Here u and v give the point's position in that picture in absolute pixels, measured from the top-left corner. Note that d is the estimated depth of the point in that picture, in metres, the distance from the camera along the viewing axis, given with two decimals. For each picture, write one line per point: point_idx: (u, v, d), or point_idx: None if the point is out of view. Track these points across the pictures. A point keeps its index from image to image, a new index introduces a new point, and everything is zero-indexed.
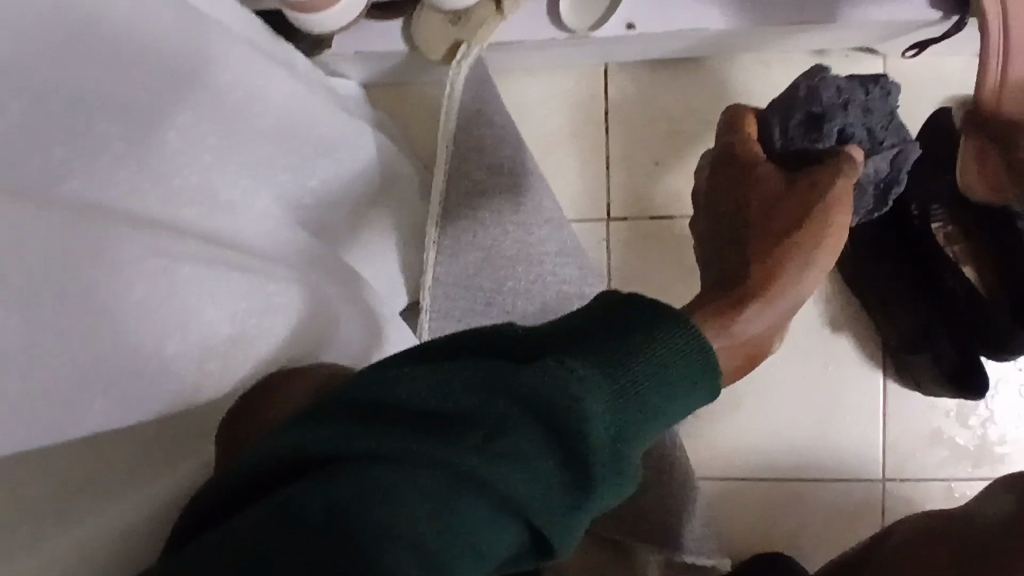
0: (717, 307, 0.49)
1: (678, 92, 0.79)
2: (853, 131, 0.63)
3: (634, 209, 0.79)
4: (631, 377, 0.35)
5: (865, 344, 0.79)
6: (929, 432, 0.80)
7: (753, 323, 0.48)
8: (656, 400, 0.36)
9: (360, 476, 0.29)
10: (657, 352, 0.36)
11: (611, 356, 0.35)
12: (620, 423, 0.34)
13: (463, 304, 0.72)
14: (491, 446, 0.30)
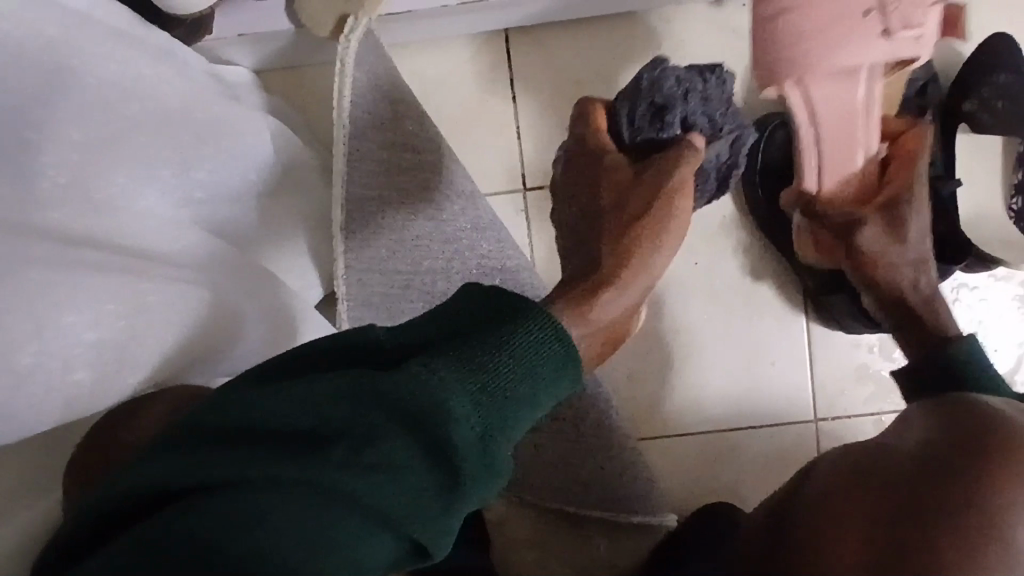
0: (576, 291, 0.45)
1: (581, 54, 0.77)
2: (697, 121, 0.54)
3: (548, 177, 0.78)
4: (491, 372, 0.37)
5: (788, 291, 0.80)
6: (855, 369, 0.82)
7: (610, 303, 0.45)
8: (519, 397, 0.38)
9: (251, 494, 0.31)
10: (517, 343, 0.39)
11: (473, 348, 0.38)
12: (484, 420, 0.36)
13: (380, 290, 0.69)
14: (364, 460, 0.32)
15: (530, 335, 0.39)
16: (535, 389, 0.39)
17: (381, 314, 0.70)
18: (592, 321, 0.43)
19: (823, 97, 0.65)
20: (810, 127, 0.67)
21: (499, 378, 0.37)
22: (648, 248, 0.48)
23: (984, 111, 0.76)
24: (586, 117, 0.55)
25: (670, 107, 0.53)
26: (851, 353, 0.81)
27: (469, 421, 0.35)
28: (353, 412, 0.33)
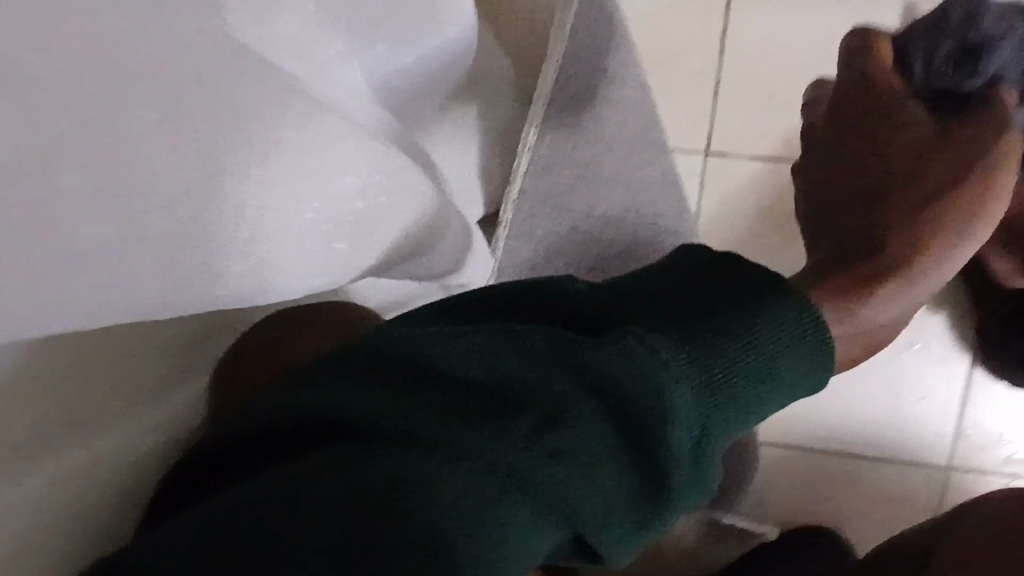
0: (843, 283, 0.43)
1: (809, 18, 0.70)
2: (1010, 74, 0.47)
3: (737, 146, 0.72)
4: (728, 359, 0.32)
5: (958, 327, 0.74)
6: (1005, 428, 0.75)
7: (887, 308, 0.44)
8: (754, 390, 0.33)
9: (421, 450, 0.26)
10: (758, 330, 0.34)
11: (709, 329, 0.33)
12: (709, 410, 0.31)
13: (545, 224, 0.65)
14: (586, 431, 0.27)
15: (776, 321, 0.34)
16: (777, 381, 0.34)
17: (539, 251, 0.65)
18: (860, 319, 0.42)
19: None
20: None
21: (735, 368, 0.32)
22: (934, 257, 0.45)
23: None
24: (870, 54, 0.49)
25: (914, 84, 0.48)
26: (1005, 409, 0.75)
27: (691, 413, 0.30)
28: (541, 376, 0.29)
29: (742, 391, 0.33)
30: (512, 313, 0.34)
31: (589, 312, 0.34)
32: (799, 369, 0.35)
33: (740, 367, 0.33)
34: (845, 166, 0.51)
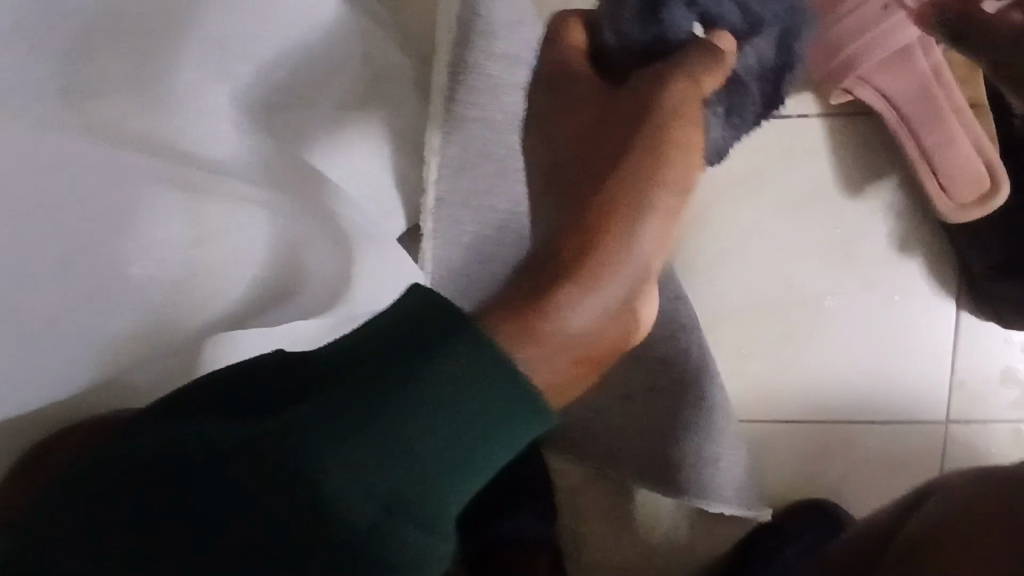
0: (520, 318, 0.28)
1: None
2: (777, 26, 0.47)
3: None
4: (390, 425, 0.25)
5: (938, 272, 0.69)
6: (1003, 371, 0.70)
7: (586, 314, 0.29)
8: (445, 437, 0.25)
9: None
10: (425, 374, 0.25)
11: (353, 385, 0.25)
12: (375, 493, 0.24)
13: (471, 230, 0.60)
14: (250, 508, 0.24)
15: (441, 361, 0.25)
16: (476, 424, 0.26)
17: (469, 258, 0.61)
18: (540, 338, 0.28)
19: (893, 85, 0.60)
20: (894, 111, 0.61)
21: (396, 430, 0.25)
22: (634, 219, 0.32)
23: None
24: (558, 41, 0.43)
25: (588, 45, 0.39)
26: (1000, 351, 0.70)
27: (350, 505, 0.24)
28: (157, 504, 0.25)
29: (424, 446, 0.25)
30: (155, 412, 0.29)
31: (228, 381, 0.28)
32: (517, 391, 0.26)
33: (415, 425, 0.25)
34: (571, 133, 0.37)
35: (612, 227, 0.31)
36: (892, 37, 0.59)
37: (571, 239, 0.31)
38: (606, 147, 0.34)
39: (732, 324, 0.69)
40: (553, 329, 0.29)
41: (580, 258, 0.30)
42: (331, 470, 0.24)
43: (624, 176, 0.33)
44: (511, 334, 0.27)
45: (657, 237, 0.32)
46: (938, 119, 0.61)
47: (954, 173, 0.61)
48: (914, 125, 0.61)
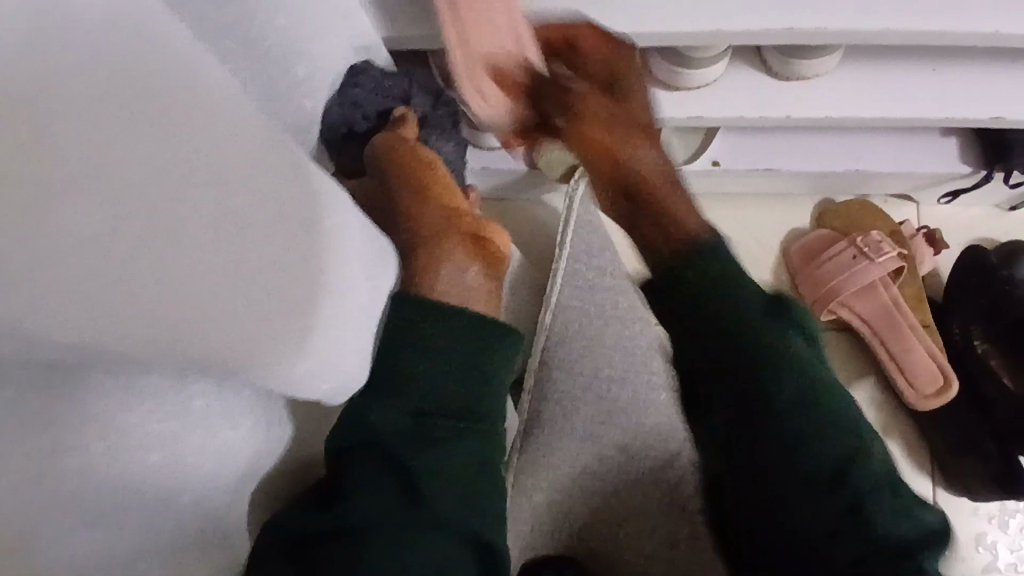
0: (414, 274, 0.51)
1: (739, 221, 0.92)
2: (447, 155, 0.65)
3: None
4: (398, 381, 0.50)
5: (915, 453, 0.87)
6: (973, 539, 0.87)
7: (459, 264, 0.53)
8: (442, 368, 0.51)
9: (365, 485, 0.47)
10: (416, 334, 0.50)
11: (382, 385, 0.50)
12: (408, 415, 0.50)
13: (565, 386, 0.85)
14: (407, 385, 0.50)
15: (421, 330, 0.50)
16: (454, 342, 0.51)
17: (556, 404, 0.84)
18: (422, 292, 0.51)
19: (862, 305, 0.84)
20: (865, 323, 0.84)
21: (403, 383, 0.50)
22: (439, 221, 0.52)
23: None
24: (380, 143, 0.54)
25: (353, 124, 0.55)
26: (971, 524, 0.87)
27: (391, 421, 0.49)
28: (352, 497, 0.47)
29: (435, 377, 0.50)
30: (336, 455, 0.50)
31: (346, 445, 0.49)
32: (447, 338, 0.51)
33: (420, 366, 0.50)
34: (388, 213, 0.52)
35: (432, 226, 0.52)
36: (858, 275, 0.84)
37: (413, 238, 0.52)
38: (414, 211, 0.52)
39: None
40: (438, 285, 0.52)
41: (430, 247, 0.52)
42: (387, 415, 0.49)
43: (394, 216, 0.52)
44: (417, 283, 0.51)
45: (409, 246, 0.52)
46: (898, 333, 0.82)
47: (918, 370, 0.81)
48: (880, 334, 0.83)
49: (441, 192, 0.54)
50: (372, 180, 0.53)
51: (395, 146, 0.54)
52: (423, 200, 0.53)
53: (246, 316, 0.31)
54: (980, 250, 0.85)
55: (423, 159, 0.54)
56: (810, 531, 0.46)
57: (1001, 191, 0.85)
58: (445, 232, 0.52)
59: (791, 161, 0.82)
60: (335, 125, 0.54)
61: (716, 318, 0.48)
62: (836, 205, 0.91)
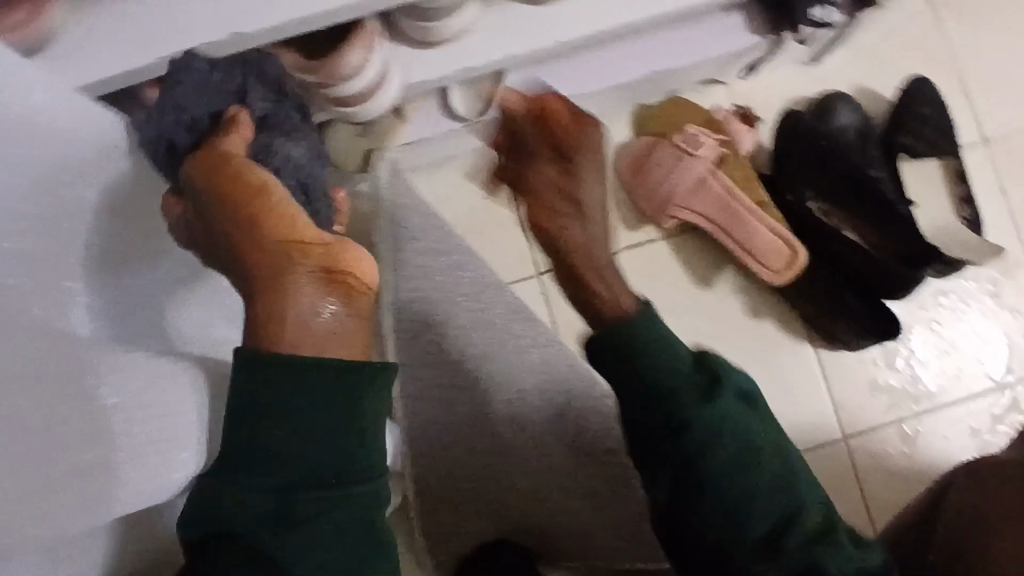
0: (262, 321, 0.41)
1: None
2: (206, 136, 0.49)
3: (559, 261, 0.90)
4: (258, 454, 0.42)
5: (790, 326, 0.88)
6: (868, 385, 0.89)
7: (306, 302, 0.41)
8: (297, 431, 0.42)
9: (228, 572, 0.41)
10: (271, 404, 0.41)
11: (243, 464, 0.42)
12: (270, 497, 0.42)
13: (432, 376, 0.83)
14: (266, 461, 0.42)
15: (269, 400, 0.41)
16: (306, 400, 0.41)
17: (430, 398, 0.83)
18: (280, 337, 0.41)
19: (698, 202, 0.83)
20: (706, 220, 0.83)
21: (261, 457, 0.42)
22: (269, 238, 0.42)
23: (920, 140, 0.88)
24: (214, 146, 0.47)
25: (173, 135, 0.48)
26: (861, 372, 0.89)
27: (253, 504, 0.41)
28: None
29: (295, 448, 0.42)
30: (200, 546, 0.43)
31: (204, 532, 0.43)
32: (313, 404, 0.42)
33: (268, 440, 0.42)
34: (219, 243, 0.43)
35: (259, 251, 0.42)
36: (685, 174, 0.83)
37: (255, 272, 0.42)
38: (239, 238, 0.42)
39: None
40: (287, 333, 0.41)
41: (272, 274, 0.42)
42: (248, 500, 0.41)
43: (221, 246, 0.43)
44: (263, 335, 0.41)
45: (252, 289, 0.42)
46: (739, 218, 0.82)
47: (766, 248, 0.82)
48: (721, 226, 0.83)
49: (278, 223, 0.42)
50: (195, 207, 0.44)
51: (207, 159, 0.44)
52: (252, 222, 0.42)
53: (125, 462, 0.46)
54: (796, 113, 0.86)
55: (230, 167, 0.44)
56: (737, 556, 0.56)
57: (798, 47, 0.84)
58: (279, 257, 0.42)
59: (587, 83, 0.78)
60: (156, 137, 0.48)
61: (658, 394, 0.56)
62: (649, 108, 0.88)
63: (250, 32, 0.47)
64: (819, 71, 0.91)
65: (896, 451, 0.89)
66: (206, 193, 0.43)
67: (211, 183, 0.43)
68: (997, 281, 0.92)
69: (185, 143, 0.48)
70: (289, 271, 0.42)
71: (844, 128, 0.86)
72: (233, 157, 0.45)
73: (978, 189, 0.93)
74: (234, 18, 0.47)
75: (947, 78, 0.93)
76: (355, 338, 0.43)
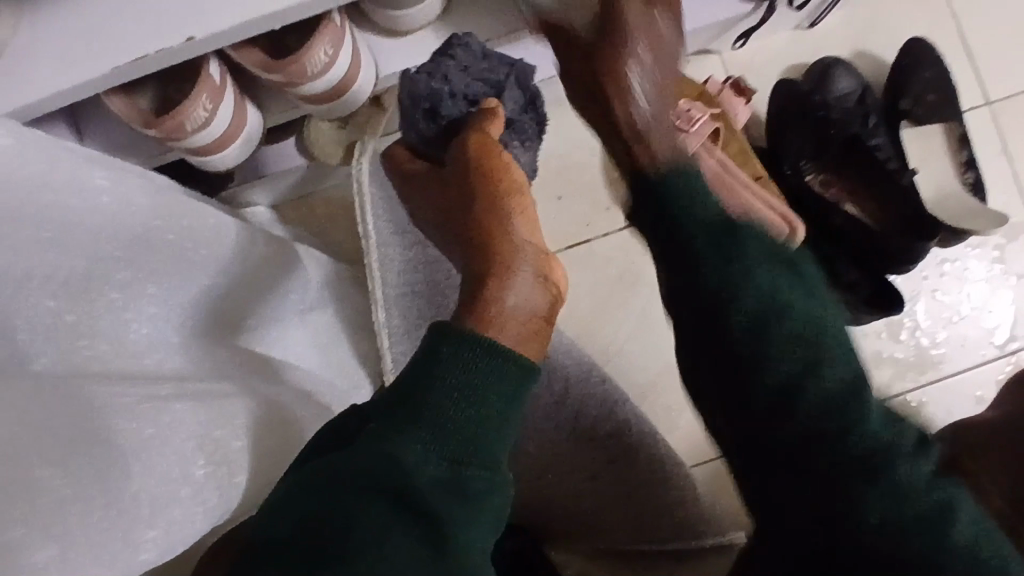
0: (485, 292, 0.46)
1: (555, 132, 0.89)
2: (444, 105, 0.54)
3: (555, 243, 0.89)
4: (421, 412, 0.42)
5: None
6: (871, 358, 0.88)
7: (521, 293, 0.46)
8: (456, 399, 0.43)
9: (368, 520, 0.39)
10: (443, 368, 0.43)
11: (399, 418, 0.42)
12: (435, 458, 0.42)
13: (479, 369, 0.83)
14: (449, 408, 0.42)
15: (444, 356, 0.43)
16: (476, 371, 0.43)
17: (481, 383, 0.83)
18: (496, 308, 0.45)
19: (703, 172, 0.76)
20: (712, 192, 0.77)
21: (418, 412, 0.42)
22: (507, 223, 0.48)
23: (920, 104, 0.85)
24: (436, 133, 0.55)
25: (440, 103, 0.54)
26: (863, 344, 0.88)
27: (412, 457, 0.41)
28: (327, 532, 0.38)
29: (452, 412, 0.42)
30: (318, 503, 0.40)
31: (328, 483, 0.40)
32: (487, 366, 0.43)
33: (433, 402, 0.42)
34: (452, 214, 0.51)
35: (491, 236, 0.48)
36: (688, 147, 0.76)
37: (481, 251, 0.48)
38: (475, 215, 0.49)
39: (654, 388, 0.88)
40: (501, 314, 0.45)
41: (502, 260, 0.47)
42: (411, 449, 0.41)
43: (456, 215, 0.51)
44: (479, 311, 0.45)
45: (474, 258, 0.48)
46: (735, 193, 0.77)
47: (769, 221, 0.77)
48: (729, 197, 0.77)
49: (522, 228, 0.49)
50: (445, 180, 0.52)
51: (478, 131, 0.52)
52: (494, 210, 0.49)
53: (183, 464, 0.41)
54: (790, 81, 0.84)
55: (499, 166, 0.50)
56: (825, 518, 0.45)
57: (794, 15, 0.82)
58: (504, 247, 0.48)
59: None
60: (418, 96, 0.54)
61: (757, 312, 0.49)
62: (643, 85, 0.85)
63: (200, 37, 0.47)
64: (816, 38, 0.88)
65: None
66: (467, 167, 0.50)
67: (473, 155, 0.50)
68: (1001, 247, 0.90)
69: (447, 112, 0.54)
70: (514, 265, 0.47)
71: (843, 95, 0.83)
72: (496, 147, 0.51)
73: (979, 153, 0.91)
74: (182, 24, 0.46)
75: (945, 39, 0.91)
76: (539, 341, 0.47)
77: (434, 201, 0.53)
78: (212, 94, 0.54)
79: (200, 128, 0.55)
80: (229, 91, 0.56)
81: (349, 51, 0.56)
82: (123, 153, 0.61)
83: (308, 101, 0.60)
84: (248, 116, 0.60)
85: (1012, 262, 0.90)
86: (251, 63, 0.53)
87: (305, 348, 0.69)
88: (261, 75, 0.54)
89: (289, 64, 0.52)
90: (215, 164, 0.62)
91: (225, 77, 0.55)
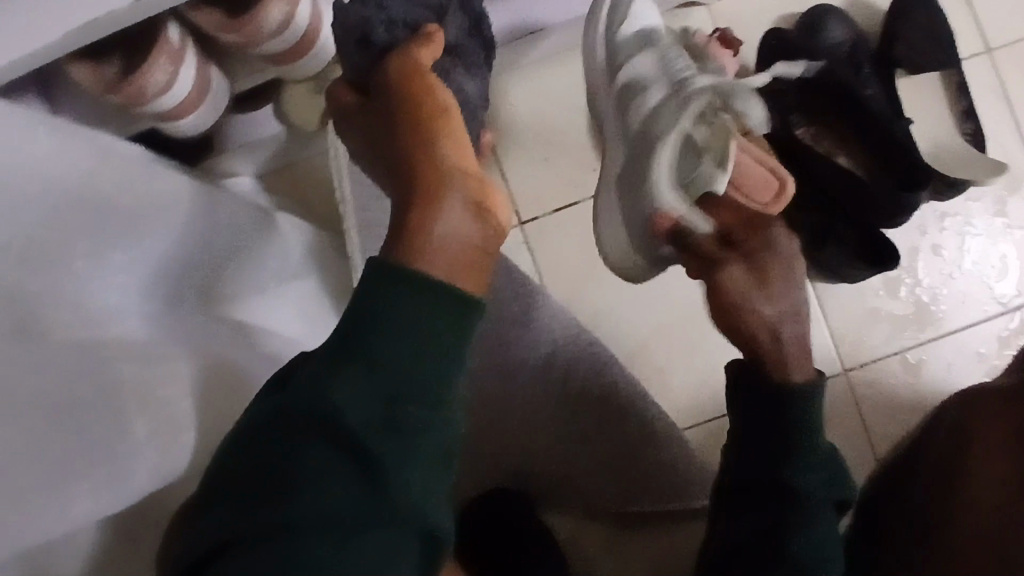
0: (411, 222, 0.40)
1: (540, 93, 0.87)
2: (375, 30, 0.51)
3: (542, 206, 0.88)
4: (357, 360, 0.39)
5: None
6: (867, 315, 0.87)
7: (452, 220, 0.40)
8: (392, 353, 0.40)
9: (307, 467, 0.39)
10: (377, 324, 0.39)
11: (334, 364, 0.40)
12: (368, 403, 0.39)
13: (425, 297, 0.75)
14: (383, 358, 0.39)
15: (384, 311, 0.39)
16: (409, 324, 0.39)
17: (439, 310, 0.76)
18: (422, 238, 0.40)
19: None
20: None
21: (354, 364, 0.40)
22: (437, 143, 0.43)
23: (915, 51, 0.82)
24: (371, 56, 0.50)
25: (370, 31, 0.51)
26: (859, 302, 0.87)
27: (354, 411, 0.39)
28: (268, 509, 0.38)
29: (389, 363, 0.40)
30: (251, 460, 0.40)
31: (263, 438, 0.40)
32: (427, 315, 0.40)
33: (378, 363, 0.39)
34: (379, 143, 0.46)
35: (422, 155, 0.42)
36: None
37: (407, 173, 0.42)
38: (400, 135, 0.44)
39: (644, 350, 0.87)
40: (427, 244, 0.40)
41: (429, 180, 0.41)
42: (344, 400, 0.39)
43: (383, 142, 0.46)
44: (403, 243, 0.40)
45: (400, 186, 0.43)
46: None
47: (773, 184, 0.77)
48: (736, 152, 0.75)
49: (453, 150, 0.43)
50: (375, 107, 0.47)
51: (403, 60, 0.47)
52: (423, 128, 0.43)
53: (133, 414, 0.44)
54: (779, 31, 0.82)
55: (422, 86, 0.45)
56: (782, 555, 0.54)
57: None
58: (434, 166, 0.42)
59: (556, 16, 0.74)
60: (351, 27, 0.51)
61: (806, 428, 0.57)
62: None
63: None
64: None
65: (899, 381, 0.86)
66: (388, 91, 0.46)
67: (396, 80, 0.46)
68: (1002, 199, 0.87)
69: (380, 40, 0.51)
70: (444, 184, 0.41)
71: (835, 44, 0.81)
72: (423, 70, 0.47)
73: (980, 101, 0.88)
74: None
75: None
76: (476, 275, 0.41)
77: (364, 133, 0.48)
78: (169, 59, 0.53)
79: (160, 93, 0.54)
80: (188, 55, 0.56)
81: (307, 8, 0.55)
82: (94, 123, 0.60)
83: (272, 63, 0.59)
84: (212, 83, 0.59)
85: (1015, 214, 0.87)
86: (207, 24, 0.52)
87: (275, 297, 0.68)
88: (218, 35, 0.53)
89: (244, 23, 0.51)
90: (182, 131, 0.62)
91: (183, 42, 0.55)
